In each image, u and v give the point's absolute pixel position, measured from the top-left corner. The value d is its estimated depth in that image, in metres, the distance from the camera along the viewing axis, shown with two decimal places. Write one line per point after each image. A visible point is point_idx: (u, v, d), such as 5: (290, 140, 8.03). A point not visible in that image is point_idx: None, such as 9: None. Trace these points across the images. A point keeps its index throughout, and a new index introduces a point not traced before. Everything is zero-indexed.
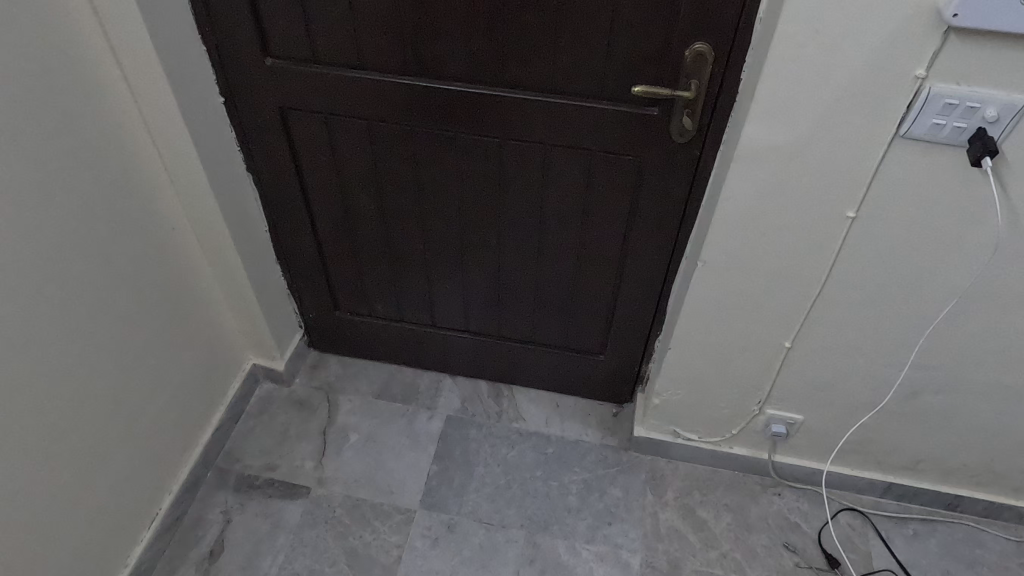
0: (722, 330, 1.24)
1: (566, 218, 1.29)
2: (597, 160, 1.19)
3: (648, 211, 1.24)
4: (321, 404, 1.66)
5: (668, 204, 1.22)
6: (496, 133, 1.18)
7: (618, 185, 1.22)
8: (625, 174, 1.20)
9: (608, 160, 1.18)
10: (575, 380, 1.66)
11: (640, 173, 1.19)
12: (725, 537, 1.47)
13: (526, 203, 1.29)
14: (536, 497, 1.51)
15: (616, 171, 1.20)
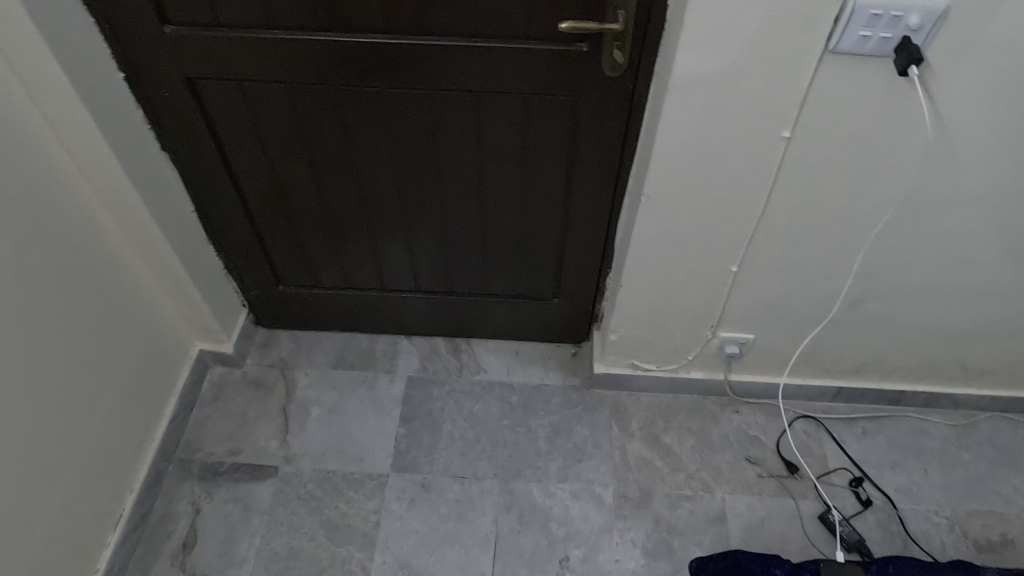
0: (669, 262, 1.25)
1: (506, 165, 1.27)
2: (531, 103, 1.16)
3: (588, 150, 1.22)
4: (278, 381, 1.62)
5: (607, 141, 1.20)
6: (424, 84, 1.14)
7: (555, 125, 1.19)
8: (560, 115, 1.17)
9: (542, 102, 1.15)
10: (531, 326, 1.66)
11: (576, 111, 1.16)
12: (691, 459, 1.52)
13: (464, 153, 1.25)
14: (505, 446, 1.53)
15: (551, 112, 1.17)
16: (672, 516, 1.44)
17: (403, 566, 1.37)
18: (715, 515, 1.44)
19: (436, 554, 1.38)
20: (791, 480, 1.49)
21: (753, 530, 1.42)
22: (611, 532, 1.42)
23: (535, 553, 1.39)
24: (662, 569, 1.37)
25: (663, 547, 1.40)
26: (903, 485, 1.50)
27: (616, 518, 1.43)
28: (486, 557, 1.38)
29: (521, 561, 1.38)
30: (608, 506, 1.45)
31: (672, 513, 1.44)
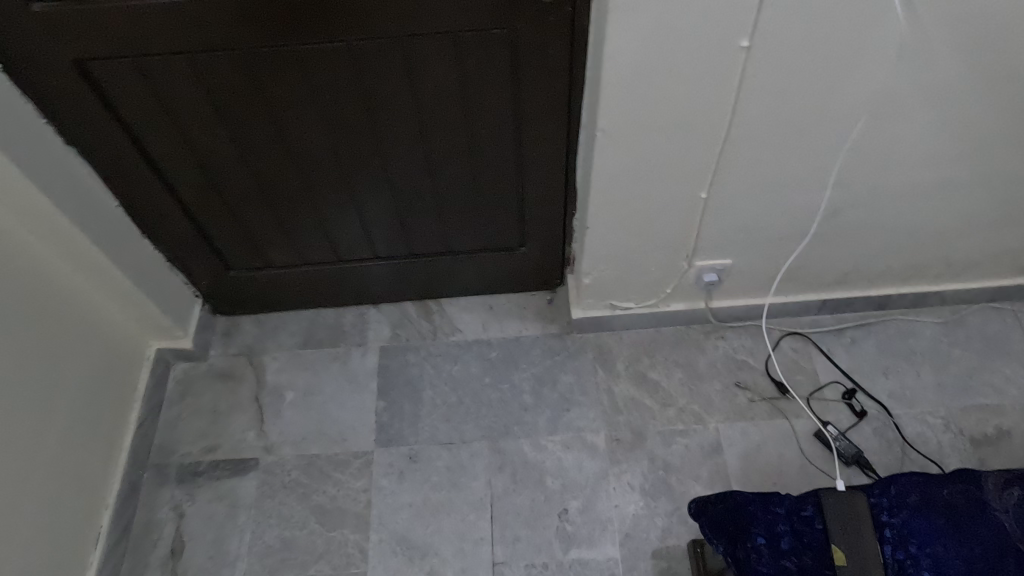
0: (634, 197, 1.17)
1: (447, 114, 1.16)
2: (464, 42, 1.05)
3: (533, 85, 1.11)
4: (245, 370, 1.54)
5: (552, 73, 1.09)
6: (341, 36, 1.02)
7: (493, 64, 1.08)
8: (498, 52, 1.06)
9: (476, 39, 1.04)
10: (502, 277, 1.58)
11: (513, 45, 1.05)
12: (681, 393, 1.48)
13: (399, 107, 1.14)
14: (490, 405, 1.48)
15: (488, 50, 1.06)
16: (668, 454, 1.41)
17: (400, 542, 1.34)
18: (711, 447, 1.41)
19: (432, 525, 1.35)
20: (783, 400, 1.46)
21: (750, 456, 1.40)
22: (607, 478, 1.39)
23: (533, 510, 1.36)
24: (662, 508, 1.35)
25: (661, 486, 1.37)
26: (896, 390, 1.47)
27: (610, 463, 1.40)
28: (484, 521, 1.35)
29: (519, 520, 1.35)
30: (602, 452, 1.42)
31: (666, 450, 1.41)
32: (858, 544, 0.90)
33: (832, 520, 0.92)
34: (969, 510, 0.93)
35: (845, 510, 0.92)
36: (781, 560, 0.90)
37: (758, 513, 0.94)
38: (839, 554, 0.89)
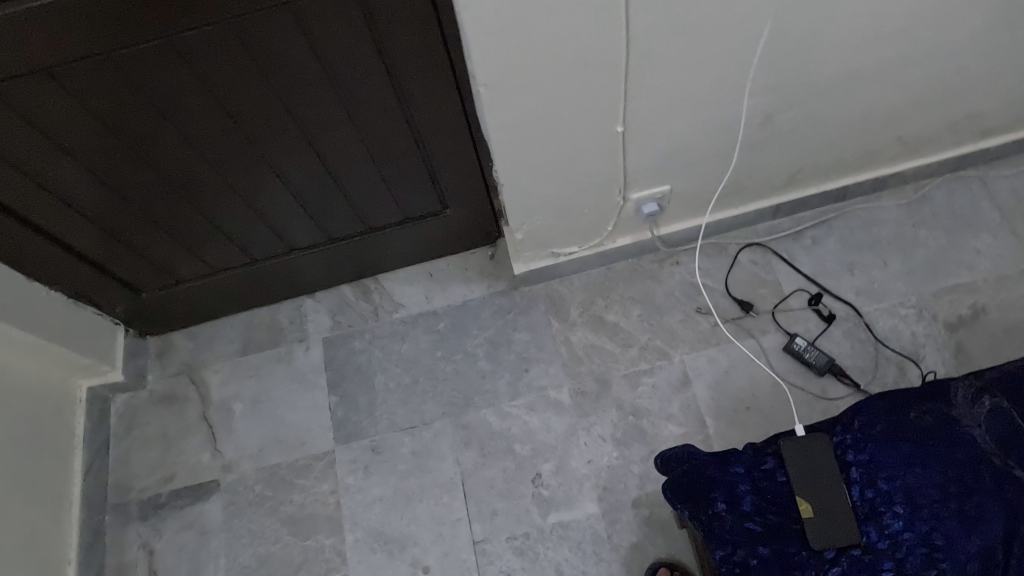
0: (543, 148, 1.05)
1: (310, 92, 1.01)
2: (305, 12, 0.89)
3: (395, 40, 0.96)
4: (188, 389, 1.47)
5: (413, 22, 0.94)
6: (149, 29, 0.86)
7: (342, 27, 0.92)
8: (348, 15, 0.91)
9: (317, 7, 0.89)
10: (436, 242, 1.47)
11: (356, 1, 0.89)
12: (641, 331, 1.41)
13: (252, 95, 1.00)
14: (446, 379, 1.41)
15: (336, 16, 0.91)
16: (635, 397, 1.35)
17: (377, 537, 1.30)
18: (679, 382, 1.35)
19: (407, 515, 1.31)
20: (748, 319, 1.39)
21: (720, 384, 1.34)
22: (577, 434, 1.33)
23: (506, 481, 1.31)
24: (637, 454, 1.31)
25: (633, 432, 1.32)
26: (864, 285, 1.39)
27: (578, 418, 1.35)
28: (458, 501, 1.31)
29: (494, 493, 1.31)
30: (568, 408, 1.36)
31: (634, 394, 1.35)
32: (825, 492, 0.84)
33: (795, 470, 0.86)
34: (938, 430, 0.87)
35: (807, 456, 0.86)
36: (746, 522, 0.84)
37: (716, 478, 0.87)
38: (807, 507, 0.84)
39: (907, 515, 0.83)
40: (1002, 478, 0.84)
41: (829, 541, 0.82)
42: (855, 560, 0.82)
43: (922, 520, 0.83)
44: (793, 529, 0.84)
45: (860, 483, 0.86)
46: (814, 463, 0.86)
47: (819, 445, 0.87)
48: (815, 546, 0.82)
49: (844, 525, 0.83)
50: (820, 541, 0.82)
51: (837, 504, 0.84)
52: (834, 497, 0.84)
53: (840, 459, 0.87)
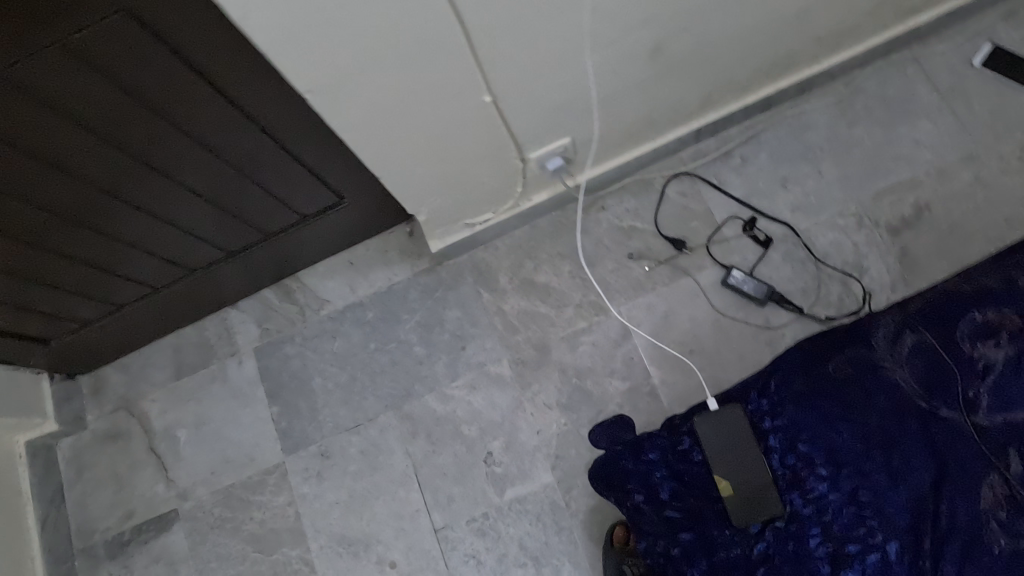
0: (410, 134, 0.95)
1: (138, 128, 0.91)
2: (89, 51, 0.77)
3: (208, 57, 0.84)
4: (130, 422, 1.44)
5: (219, 34, 0.82)
6: None
7: (140, 60, 0.81)
8: (142, 43, 0.79)
9: (100, 43, 0.77)
10: (348, 231, 1.38)
11: (143, 29, 0.77)
12: (574, 288, 1.34)
13: (74, 146, 0.89)
14: (384, 371, 1.36)
15: (128, 47, 0.79)
16: (576, 359, 1.30)
17: (340, 540, 1.30)
18: (619, 336, 1.30)
19: (366, 514, 1.30)
20: (681, 257, 1.32)
21: (660, 331, 1.29)
22: (523, 407, 1.30)
23: (458, 465, 1.29)
24: (585, 417, 1.27)
25: (578, 395, 1.28)
26: (800, 201, 1.31)
27: (522, 389, 1.31)
28: (414, 493, 1.29)
29: (448, 479, 1.29)
30: (511, 381, 1.31)
31: (574, 355, 1.30)
32: (741, 465, 0.82)
33: (709, 447, 0.84)
34: (858, 379, 0.83)
35: (719, 432, 0.84)
36: (664, 511, 0.84)
37: (632, 469, 0.87)
38: (724, 485, 0.81)
39: (830, 475, 0.80)
40: (928, 420, 0.79)
41: (751, 516, 0.80)
42: (783, 531, 0.79)
43: (847, 479, 0.79)
44: (714, 509, 0.82)
45: (781, 449, 0.83)
46: (727, 438, 0.84)
47: (731, 418, 0.84)
48: (739, 524, 0.80)
49: (765, 496, 0.80)
50: (742, 518, 0.80)
51: (754, 476, 0.81)
52: (751, 469, 0.81)
53: (757, 428, 0.85)
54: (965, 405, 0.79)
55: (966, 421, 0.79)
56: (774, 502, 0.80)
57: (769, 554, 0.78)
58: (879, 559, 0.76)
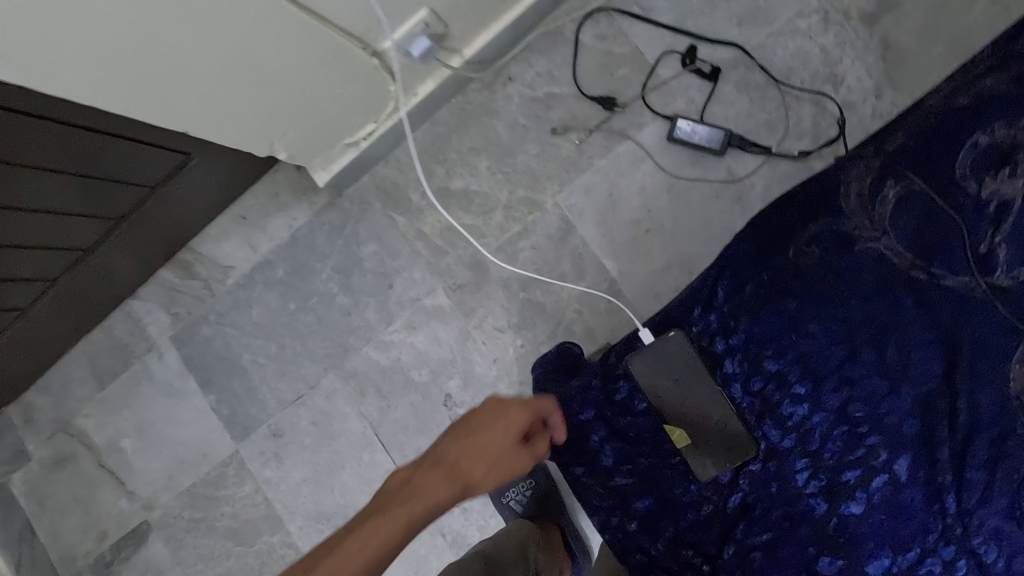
0: (187, 75, 0.75)
1: None
2: None
3: None
4: (73, 444, 1.33)
5: None
6: None
7: None
8: None
9: None
10: (223, 185, 1.17)
11: None
12: (498, 186, 1.12)
13: None
14: (313, 331, 1.19)
15: None
16: (519, 269, 1.11)
17: (318, 517, 1.20)
18: (562, 230, 1.10)
19: (336, 486, 1.19)
20: (616, 118, 1.09)
21: (608, 213, 1.08)
22: (471, 337, 1.13)
23: (418, 416, 1.15)
24: (543, 333, 1.10)
25: (531, 310, 1.10)
26: (746, 11, 1.05)
27: (465, 318, 1.13)
28: (380, 454, 1.17)
29: (411, 432, 1.15)
30: (451, 312, 1.13)
31: (516, 265, 1.11)
32: (697, 410, 0.70)
33: (658, 396, 0.72)
34: (831, 263, 0.65)
35: (666, 374, 0.72)
36: (614, 480, 0.72)
37: (561, 435, 0.74)
38: (679, 436, 0.70)
39: (810, 395, 0.64)
40: (923, 294, 0.61)
41: (714, 470, 0.68)
42: (764, 471, 0.66)
43: (833, 394, 0.63)
44: (671, 465, 0.71)
45: (744, 374, 0.69)
46: (676, 380, 0.71)
47: (678, 356, 0.72)
48: (700, 480, 0.69)
49: (730, 445, 0.68)
50: (704, 473, 0.69)
51: (714, 420, 0.69)
52: (709, 413, 0.70)
53: (710, 351, 0.71)
54: (976, 265, 0.60)
55: (977, 283, 0.59)
56: (745, 447, 0.67)
57: (748, 502, 0.67)
58: (887, 485, 0.60)
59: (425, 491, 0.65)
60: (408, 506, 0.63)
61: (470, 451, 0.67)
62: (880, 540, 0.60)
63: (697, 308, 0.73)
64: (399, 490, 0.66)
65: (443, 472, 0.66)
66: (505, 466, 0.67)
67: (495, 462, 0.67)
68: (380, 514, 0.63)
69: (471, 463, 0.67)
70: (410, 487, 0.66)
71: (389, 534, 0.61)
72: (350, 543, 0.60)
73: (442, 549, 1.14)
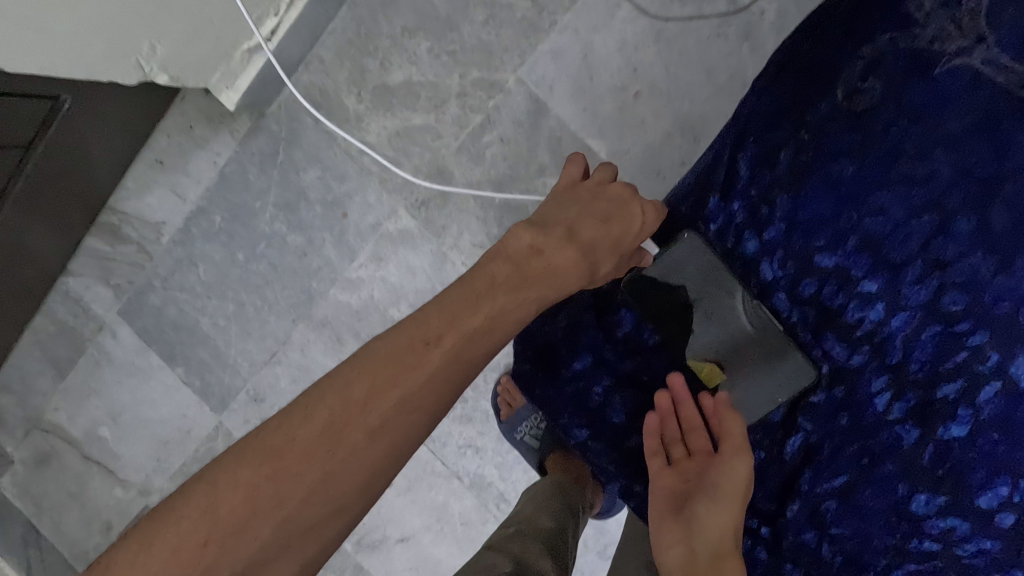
0: None
1: None
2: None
3: None
4: (49, 440, 1.09)
5: None
6: None
7: None
8: None
9: None
10: (113, 113, 0.88)
11: None
12: (445, 72, 0.95)
13: None
14: (271, 276, 1.01)
15: None
16: (489, 168, 0.95)
17: None
18: (533, 113, 0.94)
19: None
20: None
21: (584, 79, 0.93)
22: (448, 260, 0.97)
23: None
24: None
25: (511, 217, 0.95)
26: None
27: (438, 238, 0.97)
28: None
29: None
30: (421, 234, 0.97)
31: (484, 167, 0.95)
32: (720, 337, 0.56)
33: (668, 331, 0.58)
34: (899, 103, 0.46)
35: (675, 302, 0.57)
36: (628, 438, 0.61)
37: (563, 398, 0.61)
38: (710, 371, 0.57)
39: (885, 292, 0.47)
40: None
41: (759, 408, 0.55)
42: (831, 402, 0.50)
43: (918, 286, 0.46)
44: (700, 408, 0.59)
45: (790, 279, 0.51)
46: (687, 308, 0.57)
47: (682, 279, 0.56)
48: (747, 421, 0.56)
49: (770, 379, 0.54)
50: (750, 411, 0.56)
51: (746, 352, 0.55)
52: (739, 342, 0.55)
53: (738, 253, 0.53)
54: None
55: None
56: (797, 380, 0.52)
57: (812, 444, 0.52)
58: (1001, 395, 0.45)
59: (567, 268, 0.49)
60: (547, 287, 0.48)
61: (605, 232, 0.52)
62: (996, 463, 0.45)
63: (712, 198, 0.54)
64: (531, 256, 0.49)
65: (577, 250, 0.50)
66: (621, 263, 0.54)
67: (617, 266, 0.54)
68: (509, 288, 0.47)
69: (605, 247, 0.52)
70: (543, 255, 0.49)
71: (520, 319, 0.47)
72: (477, 324, 0.44)
73: (462, 493, 0.99)
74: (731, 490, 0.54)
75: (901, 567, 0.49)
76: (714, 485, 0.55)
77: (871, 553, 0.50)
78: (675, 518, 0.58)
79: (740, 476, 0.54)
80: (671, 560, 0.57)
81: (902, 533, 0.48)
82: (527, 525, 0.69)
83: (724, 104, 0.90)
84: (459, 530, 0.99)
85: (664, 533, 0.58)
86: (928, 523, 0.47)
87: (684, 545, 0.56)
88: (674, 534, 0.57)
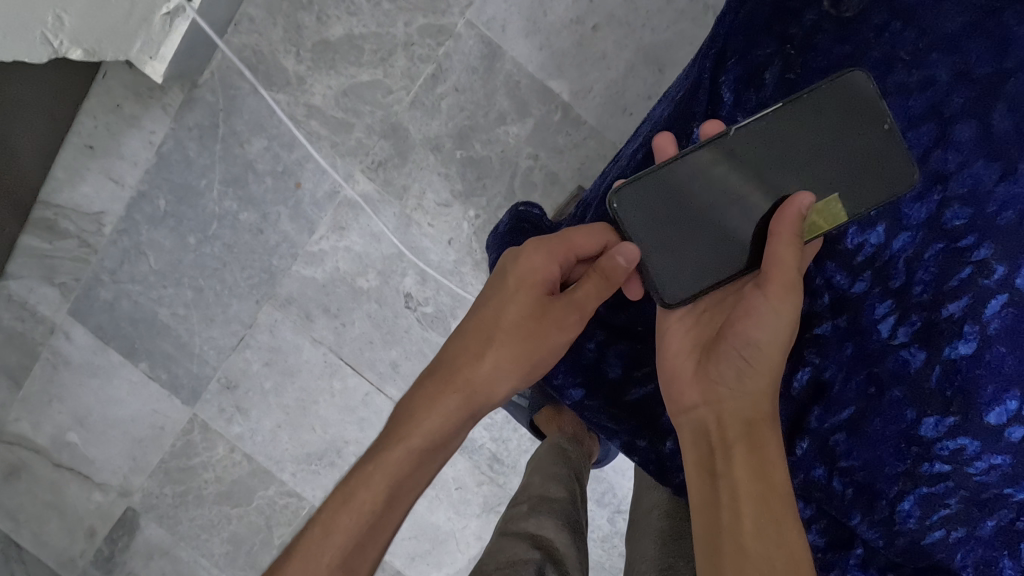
0: None
1: None
2: None
3: None
4: (14, 452, 0.99)
5: None
6: None
7: None
8: None
9: None
10: (27, 89, 0.79)
11: None
12: (389, 20, 0.90)
13: None
14: (228, 256, 0.95)
15: None
16: (446, 121, 0.90)
17: (309, 457, 0.98)
18: (486, 57, 0.89)
19: (317, 422, 0.98)
20: None
21: (538, 15, 0.88)
22: (413, 223, 0.92)
23: (381, 325, 0.95)
24: (497, 197, 0.91)
25: (476, 170, 0.91)
26: None
27: (400, 200, 0.92)
28: (352, 378, 0.96)
29: (379, 344, 0.95)
30: (381, 197, 0.92)
31: (441, 119, 0.90)
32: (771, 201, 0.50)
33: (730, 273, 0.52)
34: (894, 4, 0.48)
35: (700, 258, 0.52)
36: (627, 394, 0.57)
37: None
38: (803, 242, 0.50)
39: (885, 212, 0.48)
40: None
41: (889, 154, 0.47)
42: (837, 332, 0.50)
43: (920, 204, 0.47)
44: None
45: None
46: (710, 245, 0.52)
47: (656, 234, 0.52)
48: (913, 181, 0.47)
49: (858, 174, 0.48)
50: (903, 165, 0.46)
51: (779, 175, 0.49)
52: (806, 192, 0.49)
53: None
54: None
55: None
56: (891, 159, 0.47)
57: (822, 380, 0.50)
58: (1009, 306, 0.45)
59: (417, 422, 0.54)
60: (385, 463, 0.52)
61: (478, 338, 0.56)
62: (1007, 378, 0.46)
63: (695, 131, 0.53)
64: (385, 435, 0.55)
65: (444, 384, 0.55)
66: (527, 341, 0.54)
67: (526, 333, 0.54)
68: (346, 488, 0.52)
69: (488, 341, 0.55)
70: (395, 423, 0.55)
71: (359, 513, 0.51)
72: (314, 535, 0.50)
73: (454, 458, 0.97)
74: (773, 345, 0.47)
75: (913, 493, 0.48)
76: (754, 342, 0.47)
77: (884, 481, 0.49)
78: (708, 367, 0.50)
79: (780, 322, 0.46)
80: (694, 420, 0.49)
81: (912, 458, 0.48)
82: (540, 501, 0.66)
83: (687, 31, 0.87)
84: (455, 495, 0.97)
85: (681, 392, 0.51)
86: (938, 445, 0.47)
87: (713, 404, 0.49)
88: (695, 395, 0.50)
